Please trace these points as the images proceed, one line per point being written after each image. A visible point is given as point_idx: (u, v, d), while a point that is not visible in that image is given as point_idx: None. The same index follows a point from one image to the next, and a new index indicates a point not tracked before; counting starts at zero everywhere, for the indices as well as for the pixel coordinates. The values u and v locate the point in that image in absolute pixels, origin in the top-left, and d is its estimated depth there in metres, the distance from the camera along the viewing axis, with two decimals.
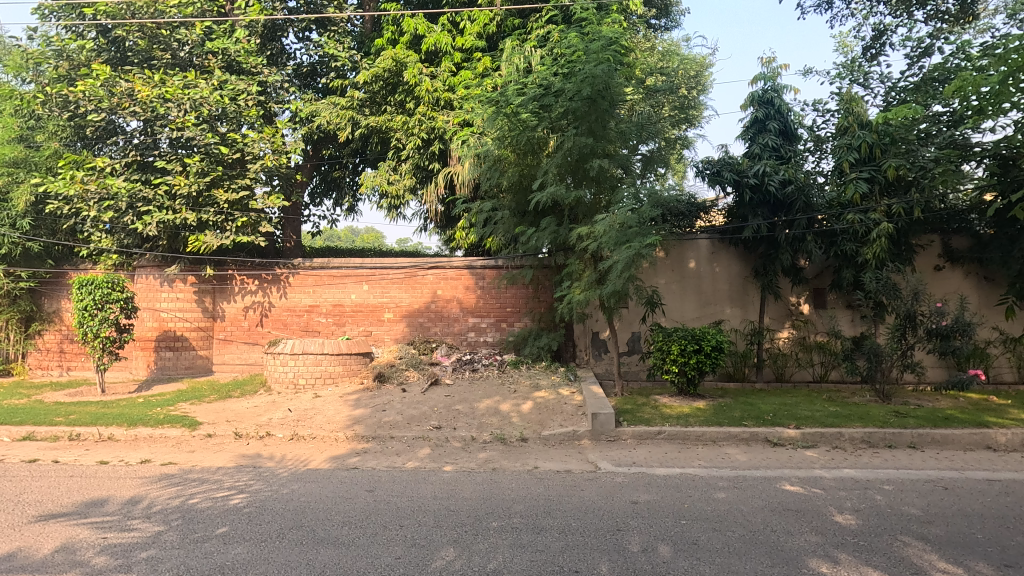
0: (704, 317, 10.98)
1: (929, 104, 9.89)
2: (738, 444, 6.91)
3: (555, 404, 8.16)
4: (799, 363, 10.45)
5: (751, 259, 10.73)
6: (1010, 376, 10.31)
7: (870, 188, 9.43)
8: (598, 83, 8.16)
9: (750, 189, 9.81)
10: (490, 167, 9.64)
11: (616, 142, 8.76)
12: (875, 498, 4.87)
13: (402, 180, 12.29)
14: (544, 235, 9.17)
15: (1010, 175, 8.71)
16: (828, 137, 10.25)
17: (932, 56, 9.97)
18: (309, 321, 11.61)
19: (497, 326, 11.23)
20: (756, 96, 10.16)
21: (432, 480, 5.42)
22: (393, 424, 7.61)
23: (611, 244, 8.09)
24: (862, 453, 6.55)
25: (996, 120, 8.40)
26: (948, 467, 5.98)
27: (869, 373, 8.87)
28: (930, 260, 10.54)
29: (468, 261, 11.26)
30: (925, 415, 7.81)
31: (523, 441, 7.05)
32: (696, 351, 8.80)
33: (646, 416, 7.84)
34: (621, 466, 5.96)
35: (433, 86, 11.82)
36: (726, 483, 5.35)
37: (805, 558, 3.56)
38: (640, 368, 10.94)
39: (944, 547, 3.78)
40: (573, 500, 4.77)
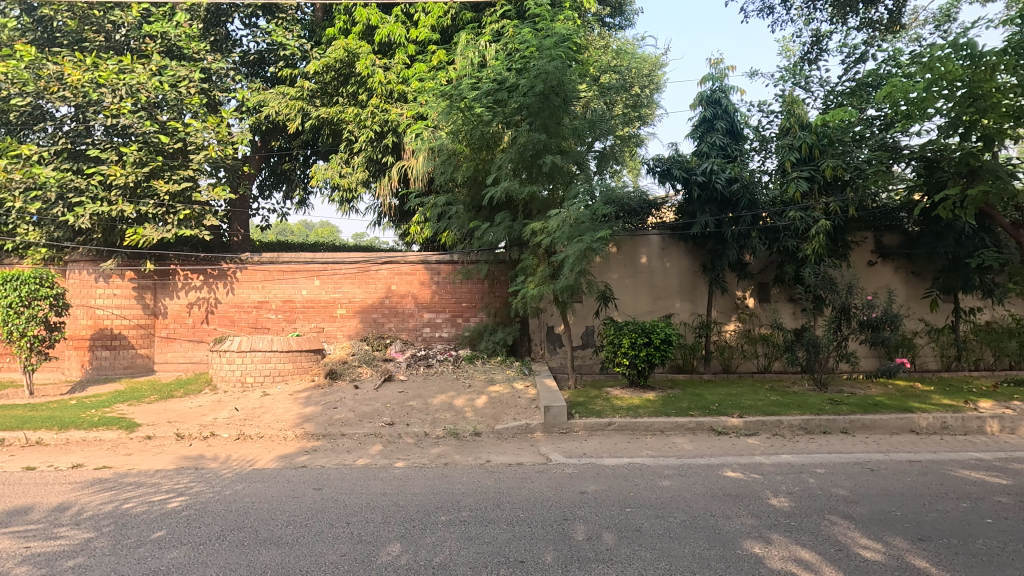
0: (657, 311, 11.27)
1: (864, 108, 10.45)
2: (684, 434, 7.15)
3: (509, 398, 8.23)
4: (744, 354, 10.88)
5: (700, 254, 11.09)
6: (934, 365, 11.07)
7: (810, 187, 9.88)
8: (551, 80, 8.22)
9: (698, 187, 10.11)
10: (445, 161, 9.58)
11: (570, 138, 8.85)
12: (807, 480, 5.15)
13: (354, 173, 12.11)
14: (499, 230, 9.22)
15: (934, 176, 9.21)
16: (772, 137, 10.67)
17: (866, 63, 10.50)
18: (258, 317, 11.26)
19: (453, 321, 11.21)
20: (705, 95, 10.47)
21: (382, 476, 5.38)
22: (345, 421, 7.49)
23: (565, 239, 8.15)
24: (799, 439, 6.90)
25: (922, 124, 8.95)
26: (875, 450, 6.37)
27: (808, 364, 9.32)
28: (864, 256, 11.14)
29: (423, 256, 11.19)
30: (857, 402, 8.29)
31: (476, 436, 7.06)
32: (646, 343, 9.01)
33: (598, 408, 8.01)
34: (571, 458, 6.07)
35: (386, 78, 11.67)
36: (671, 470, 5.54)
37: (740, 540, 3.73)
38: (594, 361, 11.16)
39: (867, 524, 4.04)
40: (523, 492, 4.83)
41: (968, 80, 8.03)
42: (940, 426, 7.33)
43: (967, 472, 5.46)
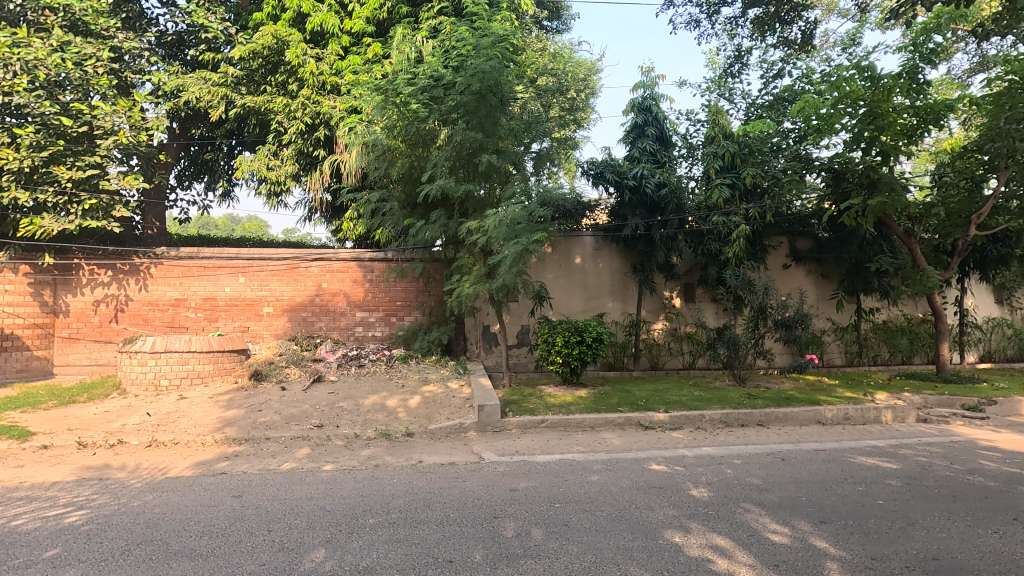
0: (589, 310, 11.54)
1: (781, 121, 11.18)
2: (613, 429, 7.39)
3: (443, 398, 8.18)
4: (671, 352, 11.38)
5: (630, 255, 11.46)
6: (839, 360, 12.01)
7: (732, 193, 10.39)
8: (488, 79, 8.21)
9: (629, 190, 10.44)
10: (379, 157, 9.37)
11: (506, 138, 8.89)
12: (725, 471, 5.46)
13: (283, 166, 11.63)
14: (434, 228, 9.15)
15: (840, 187, 9.93)
16: (698, 145, 11.20)
17: (783, 78, 11.22)
18: (175, 316, 10.54)
19: (387, 320, 11.00)
20: (636, 102, 10.82)
21: (308, 480, 5.20)
22: (269, 424, 7.18)
23: (501, 239, 8.18)
24: (719, 432, 7.30)
25: (830, 138, 9.69)
26: (786, 441, 6.85)
27: (729, 360, 9.84)
28: (779, 259, 11.89)
29: (356, 253, 10.90)
30: (771, 396, 8.86)
31: (408, 436, 6.97)
32: (579, 342, 9.20)
33: (531, 406, 8.12)
34: (504, 456, 6.12)
35: (318, 69, 11.28)
36: (600, 465, 5.71)
37: (662, 530, 3.90)
38: (528, 360, 11.30)
39: (776, 510, 4.33)
40: (454, 491, 4.82)
41: (869, 100, 8.92)
42: (843, 416, 7.97)
43: (864, 458, 5.97)
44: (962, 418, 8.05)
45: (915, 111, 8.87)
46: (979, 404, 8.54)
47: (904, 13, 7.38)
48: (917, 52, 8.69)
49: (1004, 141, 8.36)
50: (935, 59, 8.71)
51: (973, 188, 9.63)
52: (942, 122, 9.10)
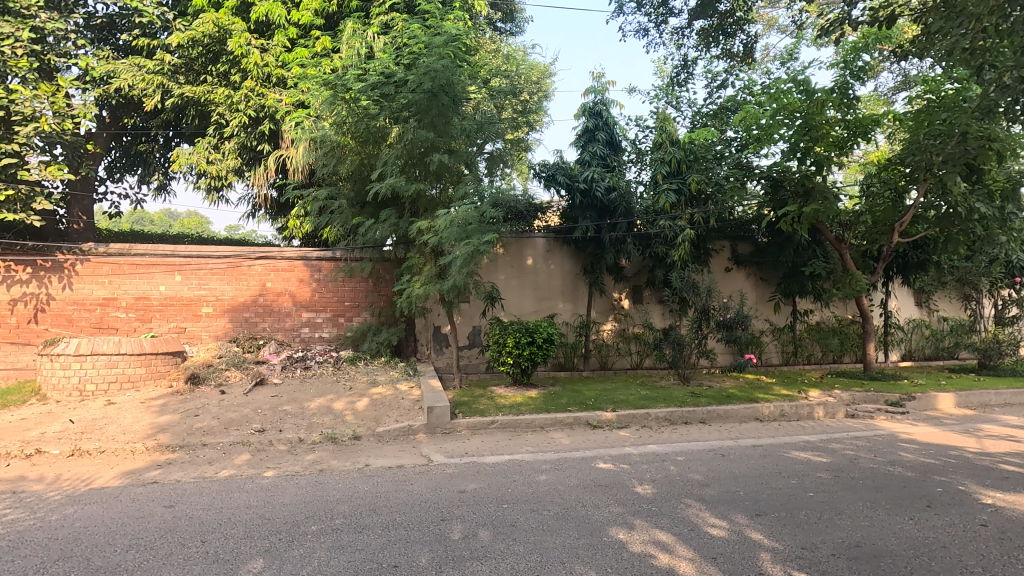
0: (540, 311, 11.63)
1: (723, 130, 11.64)
2: (562, 429, 7.48)
3: (392, 400, 8.05)
4: (619, 352, 11.63)
5: (581, 257, 11.63)
6: (776, 359, 12.60)
7: (677, 198, 10.72)
8: (439, 78, 8.11)
9: (580, 194, 10.61)
10: (327, 154, 9.21)
11: (458, 138, 8.83)
12: (668, 468, 5.62)
13: (224, 160, 11.19)
14: (384, 227, 9.03)
15: (779, 194, 10.43)
16: (647, 150, 11.50)
17: (726, 89, 11.69)
18: (103, 316, 9.87)
19: (334, 321, 10.73)
20: (587, 106, 11.00)
21: (248, 487, 5.00)
22: (207, 429, 6.86)
23: (452, 240, 8.13)
24: (664, 430, 7.51)
25: (769, 148, 10.17)
26: (727, 437, 7.12)
27: (674, 360, 10.13)
28: (722, 262, 12.36)
29: (302, 252, 10.59)
30: (713, 394, 9.20)
31: (356, 440, 6.81)
32: (529, 343, 9.25)
33: (481, 407, 8.11)
34: (453, 457, 6.08)
35: (263, 60, 10.89)
36: (548, 465, 5.77)
37: (607, 528, 3.97)
38: (479, 361, 11.29)
39: (715, 504, 4.49)
40: (402, 495, 4.75)
41: (804, 112, 9.42)
42: (779, 413, 8.36)
43: (797, 452, 6.28)
44: (884, 413, 8.60)
45: (846, 124, 9.41)
46: (900, 399, 9.15)
47: (835, 30, 7.84)
48: (848, 69, 9.23)
49: (923, 155, 8.96)
50: (863, 77, 9.27)
51: (895, 198, 10.24)
52: (870, 136, 9.70)
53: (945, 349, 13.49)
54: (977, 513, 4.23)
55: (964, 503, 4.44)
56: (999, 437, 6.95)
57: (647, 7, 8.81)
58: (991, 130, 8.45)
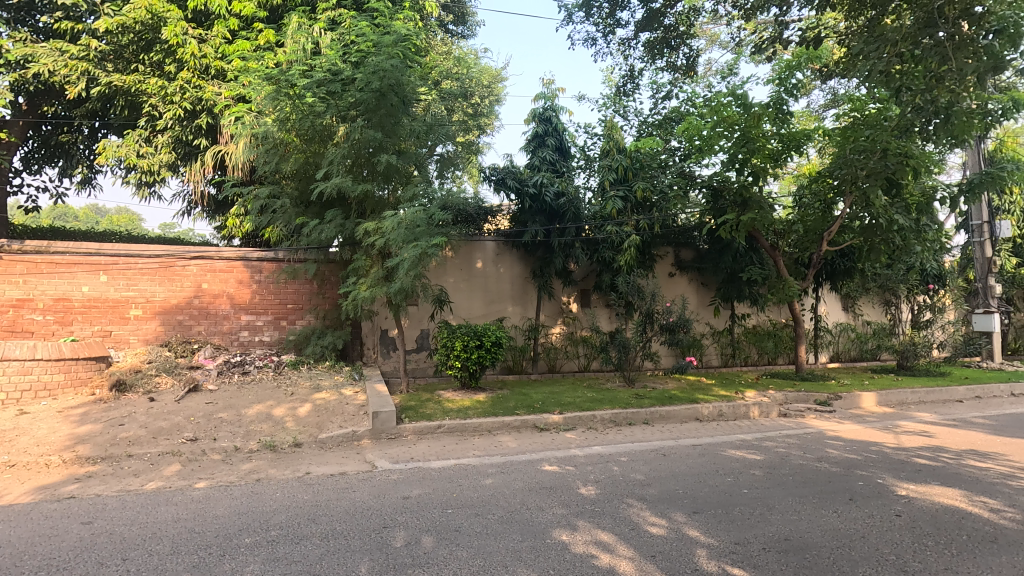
0: (489, 314, 11.62)
1: (668, 140, 12.02)
2: (509, 432, 7.49)
3: (336, 405, 7.83)
4: (567, 354, 11.78)
5: (530, 261, 11.71)
6: (716, 361, 13.09)
7: (624, 205, 10.98)
8: (388, 78, 7.95)
9: (530, 198, 10.70)
10: (269, 151, 8.92)
11: (407, 139, 8.69)
12: (612, 469, 5.73)
13: (157, 155, 10.70)
14: (329, 228, 8.81)
15: (718, 203, 10.88)
16: (595, 157, 11.73)
17: (670, 100, 12.09)
18: (16, 319, 8.96)
19: (276, 324, 10.36)
20: (537, 112, 11.11)
21: (177, 500, 4.74)
22: (132, 439, 6.45)
23: (399, 241, 8.01)
24: (609, 431, 7.66)
25: (710, 158, 10.60)
26: (669, 437, 7.34)
27: (620, 362, 10.33)
28: (666, 267, 12.71)
29: (242, 252, 10.18)
30: (657, 396, 9.45)
31: (296, 447, 6.59)
32: (478, 346, 9.23)
33: (428, 411, 8.02)
34: (398, 463, 5.98)
35: (200, 51, 10.39)
36: (494, 469, 5.76)
37: (551, 530, 4.01)
38: (427, 365, 11.17)
39: (656, 503, 4.61)
40: (343, 503, 4.63)
41: (742, 125, 9.88)
42: (718, 413, 8.70)
43: (733, 451, 6.54)
44: (813, 412, 9.10)
45: (780, 137, 9.91)
46: (828, 398, 9.70)
47: (769, 48, 8.28)
48: (782, 86, 9.72)
49: (849, 169, 9.56)
50: (796, 94, 9.79)
51: (824, 209, 10.86)
52: (802, 149, 10.25)
53: (869, 351, 14.40)
54: (893, 504, 4.53)
55: (882, 496, 4.75)
56: (913, 432, 7.48)
57: (596, 16, 8.99)
58: (908, 148, 9.11)
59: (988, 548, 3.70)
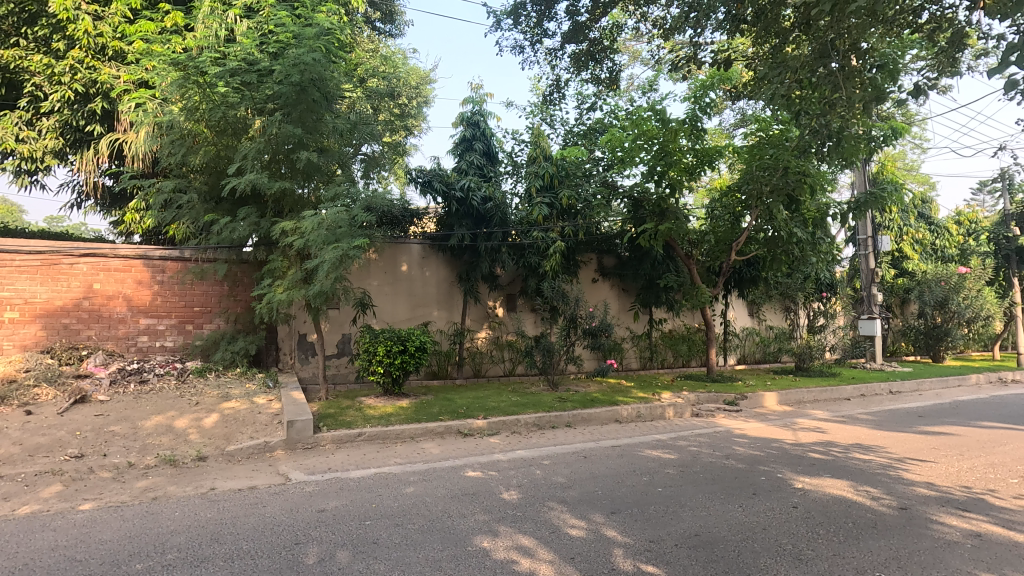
0: (414, 319, 11.41)
1: (592, 150, 12.40)
2: (432, 438, 7.37)
3: (247, 414, 7.36)
4: (492, 359, 11.82)
5: (456, 265, 11.63)
6: (636, 364, 13.60)
7: (549, 212, 11.18)
8: (310, 72, 7.61)
9: (457, 202, 10.66)
10: (175, 141, 8.31)
11: (330, 137, 8.35)
12: (535, 472, 5.79)
13: (40, 140, 9.73)
14: (243, 226, 8.31)
15: (638, 213, 11.35)
16: (522, 164, 11.89)
17: (595, 112, 12.50)
18: None
19: (180, 328, 9.60)
20: (465, 116, 11.09)
21: (57, 525, 4.25)
22: (4, 459, 5.73)
23: (319, 243, 7.68)
24: (532, 435, 7.73)
25: (631, 169, 11.04)
26: (590, 439, 7.52)
27: (544, 366, 10.47)
28: (589, 273, 13.04)
29: (141, 249, 9.37)
30: (579, 398, 9.68)
31: (200, 461, 6.12)
32: (401, 351, 9.02)
33: (348, 419, 7.74)
34: (314, 474, 5.71)
35: (96, 29, 9.52)
36: (416, 476, 5.63)
37: (472, 537, 3.97)
38: (348, 370, 10.79)
39: (576, 505, 4.70)
40: (252, 519, 4.35)
41: (661, 140, 10.39)
42: (637, 415, 9.03)
43: (649, 451, 6.81)
44: (723, 411, 9.68)
45: (694, 152, 10.48)
46: (735, 399, 10.34)
47: (684, 67, 8.79)
48: (697, 104, 10.29)
49: (755, 185, 10.30)
50: (709, 112, 10.40)
51: (733, 221, 11.62)
52: (714, 164, 10.88)
53: (771, 353, 15.54)
54: (791, 496, 4.89)
55: (781, 489, 5.11)
56: (808, 429, 8.15)
57: (524, 25, 9.11)
58: (805, 167, 9.94)
59: (871, 533, 4.08)
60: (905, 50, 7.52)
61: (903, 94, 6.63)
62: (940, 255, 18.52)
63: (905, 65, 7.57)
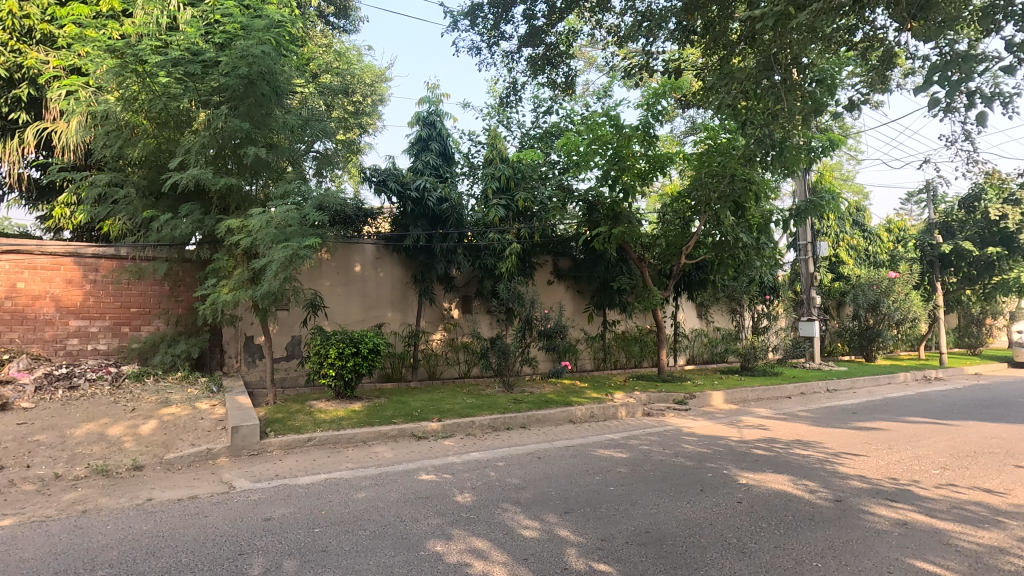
0: (367, 320, 11.19)
1: (548, 153, 12.52)
2: (385, 442, 7.25)
3: (188, 420, 7.03)
4: (448, 361, 11.73)
5: (411, 266, 11.49)
6: (590, 365, 13.81)
7: (506, 214, 11.23)
8: (258, 65, 7.35)
9: (412, 202, 10.53)
10: (111, 133, 7.87)
11: (280, 132, 8.09)
12: (489, 474, 5.78)
13: None
14: (185, 223, 7.94)
15: (593, 216, 11.53)
16: (479, 165, 11.88)
17: (551, 115, 12.64)
18: None
19: (115, 330, 9.08)
20: (421, 115, 10.99)
21: None
22: None
23: (267, 242, 7.41)
24: (486, 437, 7.71)
25: (587, 173, 11.21)
26: (544, 440, 7.57)
27: (500, 368, 10.48)
28: (545, 275, 13.16)
29: (71, 246, 8.82)
30: (534, 400, 9.74)
31: (135, 470, 5.80)
32: (353, 354, 8.83)
33: (298, 423, 7.51)
34: (260, 481, 5.51)
35: (22, 10, 8.91)
36: (368, 481, 5.52)
37: (425, 541, 3.92)
38: (298, 374, 10.48)
39: (530, 506, 4.72)
40: (193, 530, 4.16)
41: (615, 145, 10.60)
42: (590, 415, 9.17)
43: (602, 451, 6.92)
44: (672, 410, 9.96)
45: (647, 158, 10.73)
46: (685, 398, 10.65)
47: (636, 74, 9.02)
48: (649, 111, 10.56)
49: (704, 191, 10.66)
50: (661, 120, 10.69)
51: (683, 226, 11.99)
52: (665, 170, 11.17)
53: (718, 353, 16.11)
54: (735, 492, 5.08)
55: (727, 485, 5.30)
56: (752, 426, 8.49)
57: (480, 26, 9.11)
58: (751, 175, 10.34)
59: (808, 525, 4.28)
60: (842, 67, 7.95)
61: (839, 108, 7.00)
62: (873, 260, 19.66)
63: (841, 81, 8.01)
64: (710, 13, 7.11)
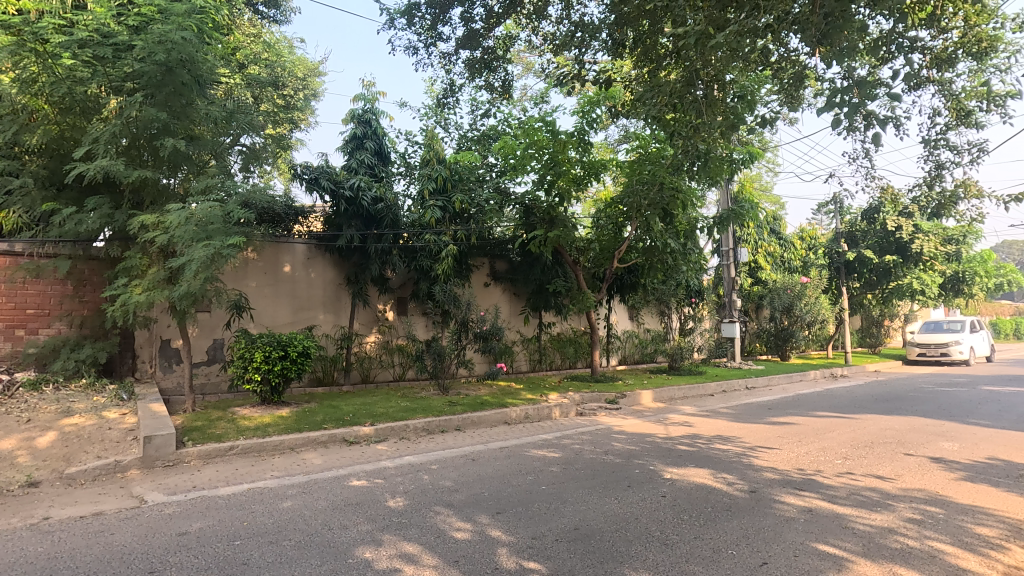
0: (296, 323, 10.77)
1: (485, 155, 12.56)
2: (314, 448, 7.01)
3: (94, 431, 6.50)
4: (382, 363, 11.48)
5: (344, 267, 11.18)
6: (526, 366, 13.96)
7: (442, 215, 11.19)
8: (178, 52, 6.90)
9: (345, 201, 10.28)
10: (5, 117, 7.24)
11: (202, 124, 7.63)
12: (422, 477, 5.73)
13: None
14: (93, 217, 7.34)
15: (529, 219, 11.66)
16: (416, 166, 11.75)
17: (488, 118, 12.70)
18: None
19: (8, 334, 8.24)
20: (356, 112, 10.74)
21: None
22: None
23: (186, 240, 6.98)
24: (420, 440, 7.63)
25: (523, 177, 11.34)
26: (479, 442, 7.58)
27: (435, 371, 10.38)
28: (481, 278, 13.19)
29: None
30: (469, 402, 9.74)
31: (30, 487, 5.29)
32: (281, 357, 8.47)
33: (219, 431, 7.12)
34: (175, 494, 5.18)
35: None
36: (295, 489, 5.32)
37: (354, 549, 3.83)
38: (220, 379, 9.94)
39: (462, 508, 4.72)
40: (97, 550, 3.84)
41: (551, 150, 10.80)
42: (525, 416, 9.28)
43: (535, 451, 7.02)
44: (605, 410, 10.24)
45: (582, 164, 11.01)
46: (616, 398, 10.99)
47: (570, 83, 9.27)
48: (584, 118, 10.84)
49: (635, 199, 11.02)
50: (595, 127, 10.99)
51: (616, 231, 12.43)
52: (599, 176, 11.47)
53: (648, 354, 16.74)
54: (660, 487, 5.30)
55: (652, 480, 5.52)
56: (678, 423, 8.88)
57: (418, 26, 9.02)
58: (679, 184, 10.80)
59: (725, 515, 4.54)
60: (760, 85, 8.48)
61: (757, 123, 7.47)
62: (788, 266, 21.04)
63: (760, 98, 8.57)
64: (641, 28, 7.39)
